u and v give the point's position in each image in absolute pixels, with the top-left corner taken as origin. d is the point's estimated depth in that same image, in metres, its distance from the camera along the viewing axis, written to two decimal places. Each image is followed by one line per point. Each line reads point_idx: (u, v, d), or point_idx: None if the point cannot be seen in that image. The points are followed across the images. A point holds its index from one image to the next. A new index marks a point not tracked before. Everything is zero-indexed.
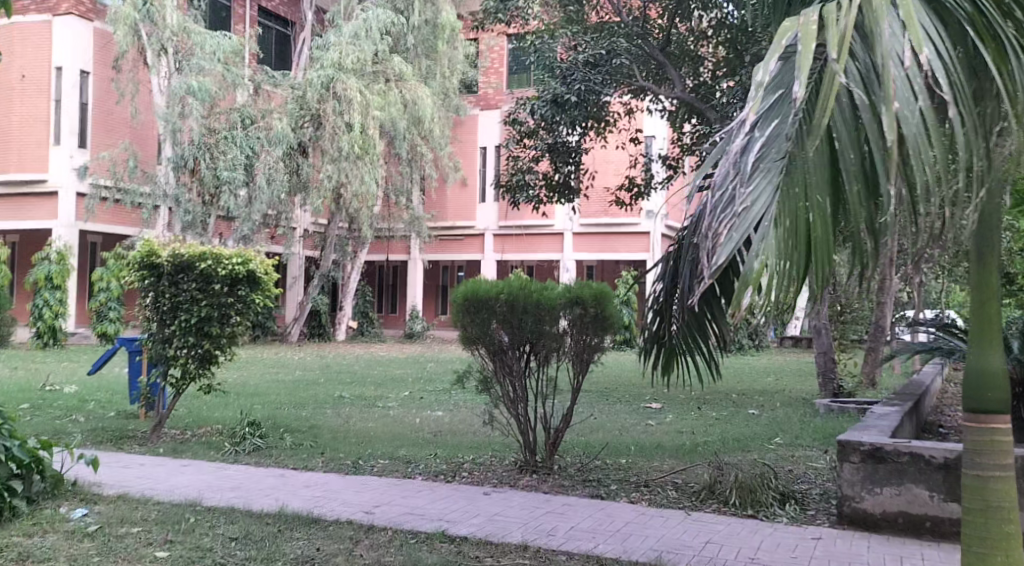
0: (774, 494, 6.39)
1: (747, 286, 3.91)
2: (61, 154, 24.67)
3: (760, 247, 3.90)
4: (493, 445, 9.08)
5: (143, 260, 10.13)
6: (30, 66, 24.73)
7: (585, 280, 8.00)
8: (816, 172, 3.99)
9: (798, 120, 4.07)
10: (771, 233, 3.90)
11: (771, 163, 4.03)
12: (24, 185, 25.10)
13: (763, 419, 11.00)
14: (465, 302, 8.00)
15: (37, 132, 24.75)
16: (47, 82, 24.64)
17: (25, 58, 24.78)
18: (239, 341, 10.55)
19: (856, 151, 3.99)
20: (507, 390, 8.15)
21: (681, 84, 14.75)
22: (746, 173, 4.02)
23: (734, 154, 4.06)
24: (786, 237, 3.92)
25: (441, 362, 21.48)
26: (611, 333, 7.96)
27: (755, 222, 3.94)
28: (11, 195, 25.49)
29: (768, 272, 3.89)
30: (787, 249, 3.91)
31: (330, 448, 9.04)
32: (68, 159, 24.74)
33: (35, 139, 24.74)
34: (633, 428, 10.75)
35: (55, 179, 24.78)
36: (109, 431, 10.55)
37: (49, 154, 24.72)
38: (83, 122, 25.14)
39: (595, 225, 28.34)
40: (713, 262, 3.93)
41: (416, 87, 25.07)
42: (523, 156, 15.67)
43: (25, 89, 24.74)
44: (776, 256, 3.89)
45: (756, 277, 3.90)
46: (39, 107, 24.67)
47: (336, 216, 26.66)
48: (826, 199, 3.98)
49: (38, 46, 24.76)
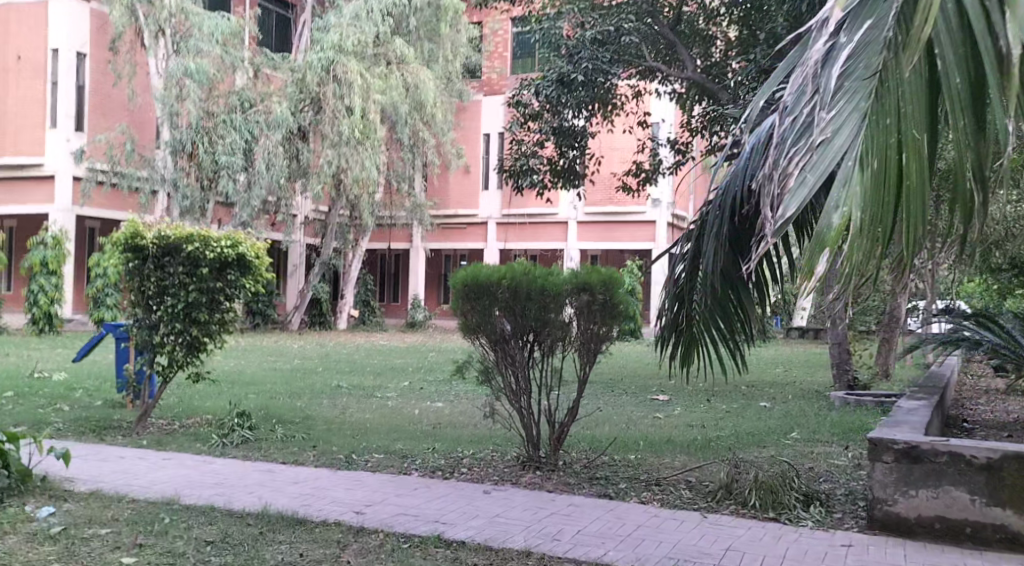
0: (797, 495, 5.90)
1: (825, 243, 3.98)
2: (58, 137, 24.20)
3: (842, 188, 4.03)
4: (494, 439, 8.61)
5: (127, 242, 9.65)
6: (26, 47, 24.20)
7: (593, 266, 7.53)
8: (910, 101, 4.08)
9: (889, 37, 4.20)
10: (855, 179, 4.00)
11: (854, 83, 4.19)
12: (20, 169, 24.68)
13: (777, 412, 10.54)
14: (465, 288, 7.52)
15: (33, 114, 24.28)
16: (43, 63, 24.16)
17: (21, 39, 24.26)
18: (229, 328, 10.10)
19: (960, 74, 4.08)
20: (509, 382, 7.69)
21: (691, 64, 14.25)
22: (827, 101, 4.20)
23: (816, 65, 4.31)
24: (872, 182, 3.99)
25: (442, 352, 21.00)
26: (621, 323, 7.50)
27: (838, 157, 4.09)
28: (7, 179, 25.04)
29: (848, 224, 3.98)
30: (875, 191, 3.98)
31: (323, 441, 8.57)
32: (65, 142, 24.30)
33: (31, 122, 24.30)
34: (640, 422, 10.27)
35: (51, 163, 24.34)
36: (95, 421, 10.11)
37: (45, 137, 24.27)
38: (79, 104, 24.62)
39: (600, 213, 27.83)
40: (782, 214, 4.12)
41: (418, 70, 24.53)
42: (527, 139, 15.19)
43: (20, 71, 24.25)
44: (859, 206, 3.97)
45: (834, 237, 3.98)
46: (34, 90, 24.20)
47: (335, 202, 26.13)
48: (919, 134, 4.03)
49: (34, 27, 24.25)
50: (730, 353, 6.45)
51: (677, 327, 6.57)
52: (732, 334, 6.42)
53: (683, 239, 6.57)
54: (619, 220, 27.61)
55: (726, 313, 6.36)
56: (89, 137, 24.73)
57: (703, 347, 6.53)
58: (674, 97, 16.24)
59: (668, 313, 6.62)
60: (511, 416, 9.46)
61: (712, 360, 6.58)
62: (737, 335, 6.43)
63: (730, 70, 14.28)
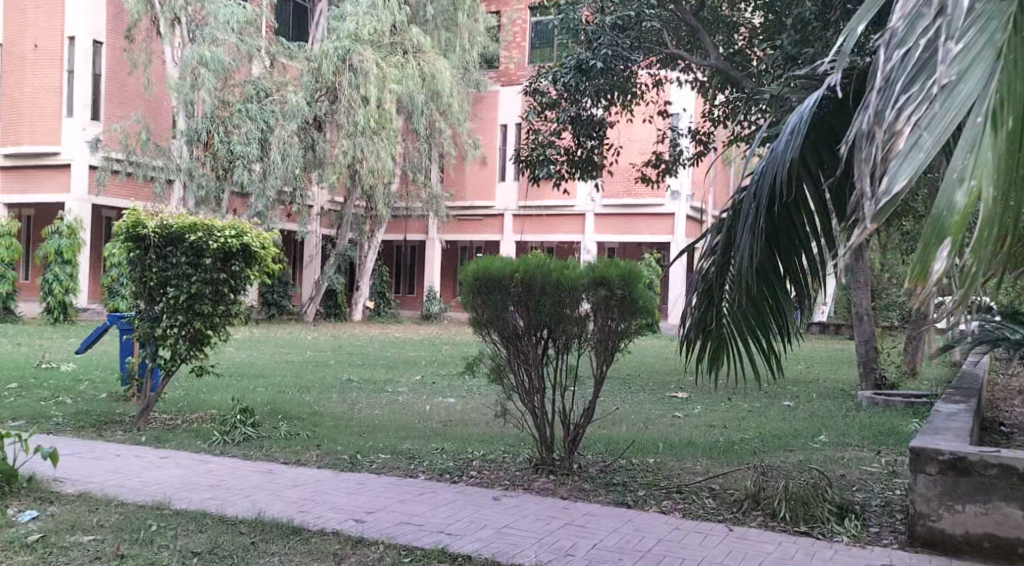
0: (830, 508, 5.51)
1: (948, 231, 3.67)
2: (74, 126, 23.93)
3: (969, 149, 3.81)
4: (506, 439, 8.24)
5: (127, 232, 9.28)
6: (43, 34, 23.97)
7: (612, 259, 7.11)
8: None
9: None
10: (984, 150, 3.78)
11: (979, 25, 4.01)
12: (36, 158, 24.46)
13: (802, 412, 10.12)
14: (476, 282, 7.18)
15: (50, 103, 24.05)
16: (60, 51, 23.93)
17: (39, 26, 24.03)
18: (234, 321, 9.77)
19: None
20: (521, 381, 7.33)
21: (715, 51, 13.82)
22: (956, 28, 4.04)
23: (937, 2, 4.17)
24: (1002, 156, 3.78)
25: (456, 345, 20.66)
26: (641, 321, 7.09)
27: (965, 117, 3.86)
28: (23, 167, 24.82)
29: (975, 204, 3.72)
30: (1004, 168, 3.77)
31: (328, 440, 8.20)
32: (81, 131, 24.00)
33: (47, 111, 24.07)
34: (659, 421, 9.89)
35: (67, 152, 24.10)
36: (96, 415, 9.78)
37: (62, 126, 24.02)
38: (96, 93, 24.33)
39: (617, 205, 27.39)
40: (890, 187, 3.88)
41: (435, 59, 24.13)
42: (544, 129, 14.78)
43: (37, 60, 24.01)
44: (987, 182, 3.73)
45: (958, 222, 3.68)
46: (51, 78, 23.98)
47: (351, 193, 25.81)
48: None
49: (52, 15, 24.02)
50: (764, 358, 6.09)
51: (708, 328, 6.23)
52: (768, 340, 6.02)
53: (713, 231, 6.15)
54: (638, 213, 27.16)
55: (759, 313, 6.01)
56: (105, 125, 24.46)
57: (732, 347, 6.19)
58: (698, 86, 15.76)
59: (695, 313, 6.26)
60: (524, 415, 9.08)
61: (741, 361, 6.23)
62: (772, 338, 6.05)
63: (755, 58, 13.94)
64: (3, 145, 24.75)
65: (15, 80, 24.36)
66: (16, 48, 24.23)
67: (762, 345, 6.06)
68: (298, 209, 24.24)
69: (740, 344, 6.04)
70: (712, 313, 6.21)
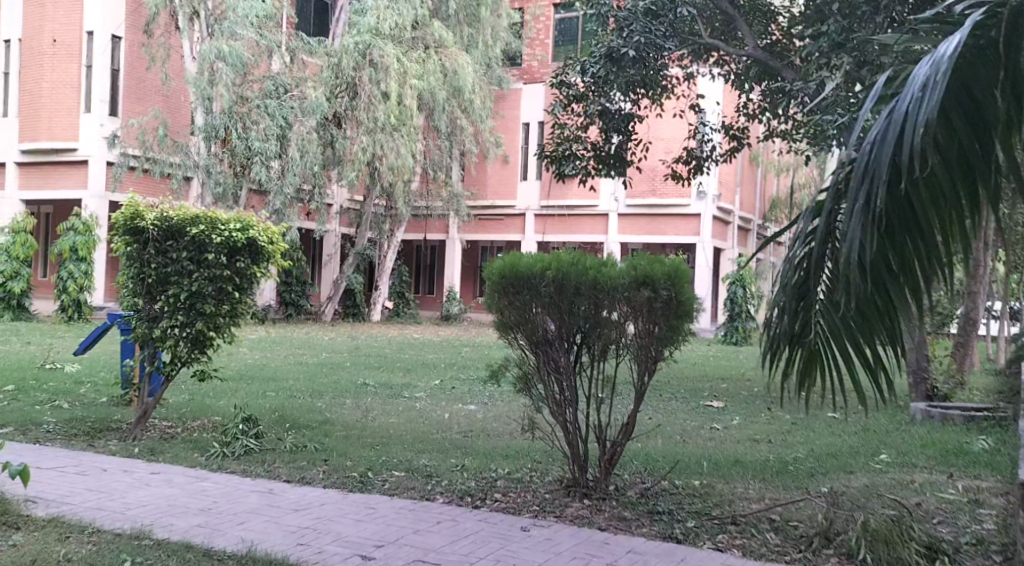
0: (917, 549, 4.87)
1: None
2: (92, 122, 23.35)
3: None
4: (533, 455, 7.49)
5: (126, 224, 8.61)
6: (61, 29, 23.45)
7: (654, 255, 6.35)
8: None
9: None
10: None
11: None
12: (54, 154, 23.91)
13: (851, 426, 9.36)
14: (502, 281, 6.45)
15: (68, 98, 23.47)
16: (78, 47, 23.38)
17: (56, 21, 23.49)
18: (240, 323, 9.06)
19: None
20: (551, 392, 6.59)
21: (754, 39, 13.07)
22: None
23: None
24: None
25: (477, 348, 19.96)
26: (687, 326, 6.31)
27: None
28: (40, 163, 24.27)
29: None
30: None
31: (338, 453, 7.49)
32: (99, 127, 23.39)
33: (66, 107, 23.48)
34: (697, 436, 9.15)
35: (84, 149, 23.50)
36: (90, 421, 9.10)
37: (79, 122, 23.45)
38: (114, 89, 23.71)
39: (642, 205, 26.54)
40: None
41: (457, 54, 23.39)
42: (570, 123, 14.03)
43: (56, 55, 23.43)
44: None
45: None
46: (69, 74, 23.43)
47: (370, 191, 25.14)
48: None
49: (70, 8, 23.43)
50: (868, 372, 5.21)
51: (800, 336, 5.28)
52: (874, 351, 5.14)
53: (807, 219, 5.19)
54: (663, 213, 26.33)
55: (864, 319, 5.11)
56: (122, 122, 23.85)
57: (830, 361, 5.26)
58: (732, 80, 14.96)
59: (782, 318, 5.29)
60: (551, 428, 8.35)
61: (838, 375, 5.31)
62: (878, 349, 5.15)
63: (796, 49, 13.17)
64: (21, 141, 24.22)
65: (33, 75, 23.76)
66: (35, 42, 23.65)
67: (866, 357, 5.17)
68: (316, 207, 23.51)
69: (842, 356, 5.15)
70: (805, 318, 5.25)
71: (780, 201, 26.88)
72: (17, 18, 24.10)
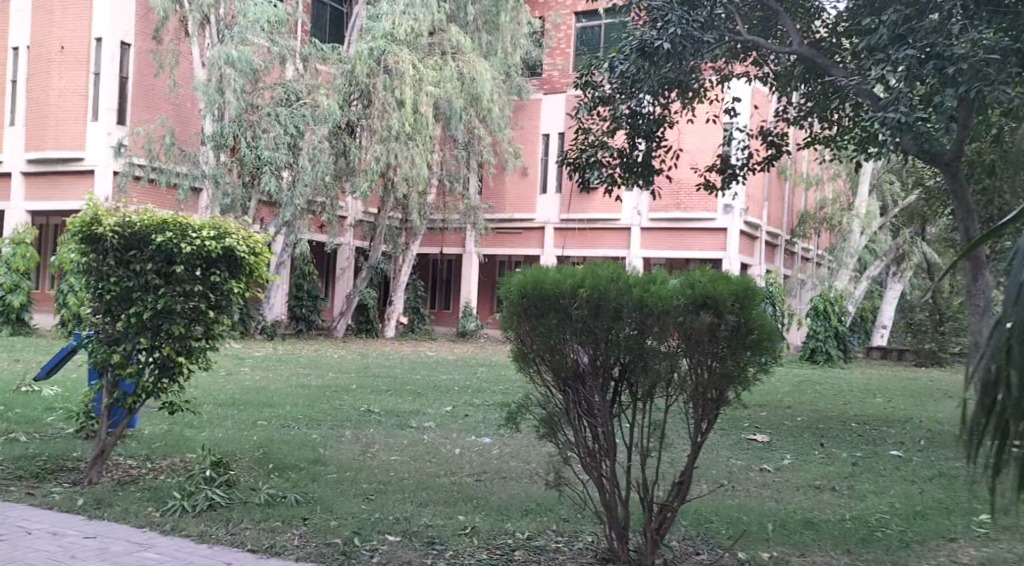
0: None
1: None
2: (99, 131, 21.89)
3: None
4: (558, 512, 6.22)
5: (81, 232, 7.36)
6: (69, 36, 22.09)
7: (719, 272, 5.10)
8: None
9: None
10: None
11: None
12: (62, 164, 22.53)
13: (928, 476, 8.14)
14: (524, 302, 5.24)
15: (75, 106, 22.10)
16: (86, 53, 21.98)
17: (64, 28, 22.15)
18: (217, 347, 7.78)
19: None
20: (583, 439, 5.33)
21: (798, 36, 11.74)
22: None
23: None
24: None
25: (493, 368, 18.63)
26: (756, 360, 5.04)
27: None
28: (47, 172, 22.92)
29: None
30: None
31: (324, 506, 6.28)
32: (106, 136, 21.91)
33: (73, 116, 22.10)
34: (749, 481, 7.87)
35: (91, 158, 22.02)
36: (41, 460, 7.82)
37: (87, 131, 22.02)
38: (122, 97, 22.16)
39: (666, 219, 25.20)
40: None
41: (475, 60, 22.11)
42: (595, 127, 12.73)
43: (63, 62, 22.11)
44: None
45: None
46: (76, 82, 22.06)
47: (384, 203, 23.92)
48: None
49: (79, 13, 22.04)
50: None
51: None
52: None
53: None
54: (687, 227, 24.99)
55: None
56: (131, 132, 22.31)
57: None
58: (771, 82, 13.62)
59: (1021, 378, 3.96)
60: (580, 476, 7.02)
61: None
62: None
63: (848, 48, 11.87)
64: (27, 150, 22.84)
65: (39, 83, 22.43)
66: (42, 50, 22.33)
67: None
68: (328, 220, 22.20)
69: None
70: None
71: (809, 215, 25.49)
72: (23, 24, 22.77)
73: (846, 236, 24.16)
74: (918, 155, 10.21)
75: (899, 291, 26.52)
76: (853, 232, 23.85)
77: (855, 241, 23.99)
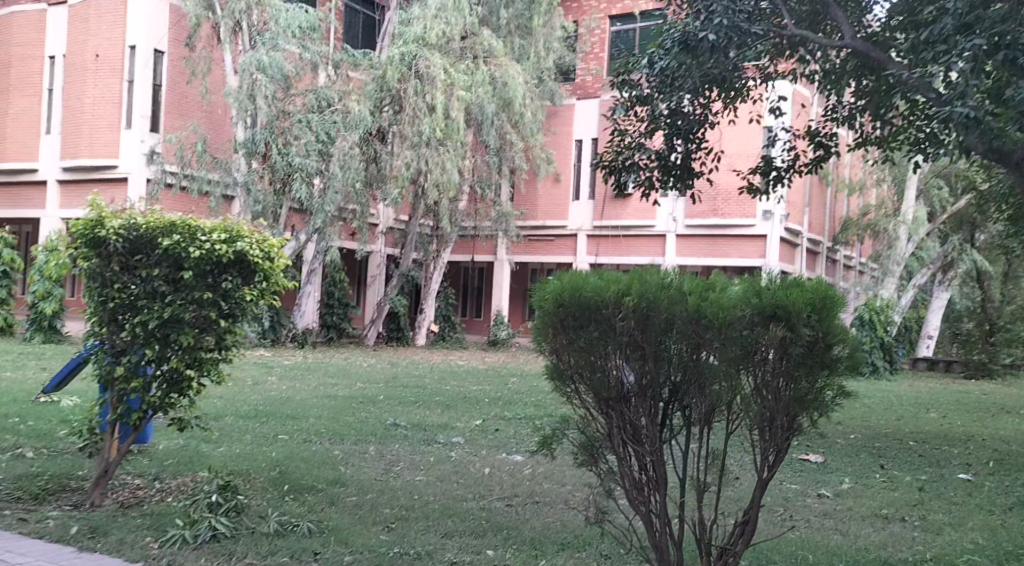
0: None
1: None
2: (132, 138, 21.34)
3: None
4: (597, 548, 5.74)
5: (86, 234, 6.84)
6: (104, 44, 21.57)
7: (790, 278, 4.66)
8: None
9: None
10: None
11: None
12: (96, 173, 21.92)
13: (1009, 511, 7.47)
14: (560, 313, 4.75)
15: (110, 114, 21.59)
16: (120, 61, 21.46)
17: (99, 36, 21.62)
18: (227, 361, 7.21)
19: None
20: (627, 468, 4.87)
21: (851, 29, 11.00)
22: None
23: None
24: None
25: (526, 379, 17.93)
26: (832, 382, 4.58)
27: None
28: (81, 180, 22.28)
29: None
30: None
31: (341, 543, 5.67)
32: (139, 143, 21.35)
33: (106, 123, 21.59)
34: (808, 512, 7.24)
35: (124, 165, 21.43)
36: (42, 479, 7.29)
37: (120, 138, 21.48)
38: (155, 104, 21.67)
39: (703, 225, 24.41)
40: None
41: (508, 64, 21.55)
42: (633, 129, 12.08)
43: (97, 70, 21.60)
44: None
45: None
46: (111, 89, 21.54)
47: (414, 209, 23.34)
48: None
49: (113, 21, 21.51)
50: None
51: None
52: None
53: None
54: (724, 234, 24.21)
55: None
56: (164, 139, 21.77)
57: None
58: (821, 80, 12.87)
59: None
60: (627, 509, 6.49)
61: None
62: None
63: (901, 42, 11.14)
64: (62, 157, 22.28)
65: (74, 90, 21.97)
66: (76, 58, 21.83)
67: None
68: (359, 227, 21.59)
69: None
70: None
71: (851, 223, 24.72)
72: (60, 32, 22.34)
73: (892, 242, 23.26)
74: (985, 156, 9.47)
75: (945, 301, 25.77)
76: (899, 238, 22.95)
77: (902, 248, 23.15)
